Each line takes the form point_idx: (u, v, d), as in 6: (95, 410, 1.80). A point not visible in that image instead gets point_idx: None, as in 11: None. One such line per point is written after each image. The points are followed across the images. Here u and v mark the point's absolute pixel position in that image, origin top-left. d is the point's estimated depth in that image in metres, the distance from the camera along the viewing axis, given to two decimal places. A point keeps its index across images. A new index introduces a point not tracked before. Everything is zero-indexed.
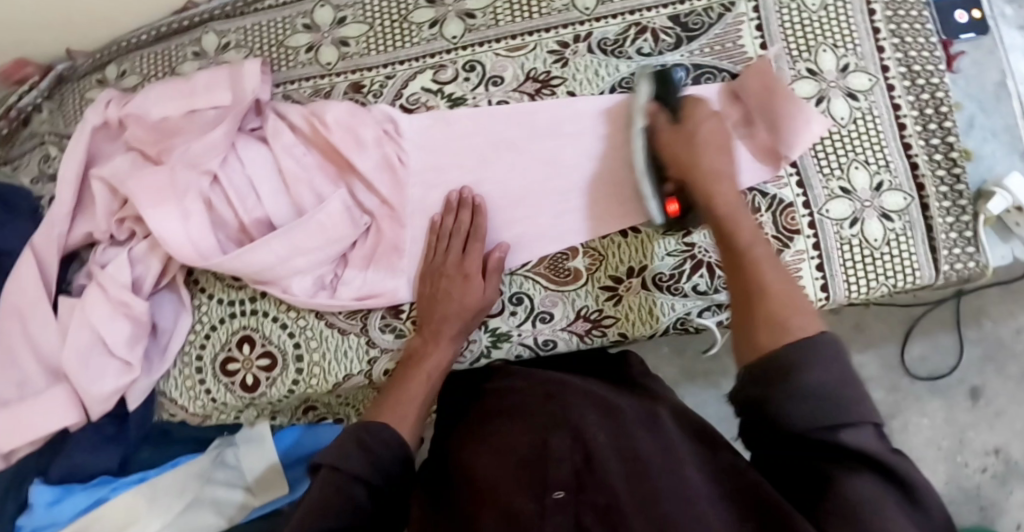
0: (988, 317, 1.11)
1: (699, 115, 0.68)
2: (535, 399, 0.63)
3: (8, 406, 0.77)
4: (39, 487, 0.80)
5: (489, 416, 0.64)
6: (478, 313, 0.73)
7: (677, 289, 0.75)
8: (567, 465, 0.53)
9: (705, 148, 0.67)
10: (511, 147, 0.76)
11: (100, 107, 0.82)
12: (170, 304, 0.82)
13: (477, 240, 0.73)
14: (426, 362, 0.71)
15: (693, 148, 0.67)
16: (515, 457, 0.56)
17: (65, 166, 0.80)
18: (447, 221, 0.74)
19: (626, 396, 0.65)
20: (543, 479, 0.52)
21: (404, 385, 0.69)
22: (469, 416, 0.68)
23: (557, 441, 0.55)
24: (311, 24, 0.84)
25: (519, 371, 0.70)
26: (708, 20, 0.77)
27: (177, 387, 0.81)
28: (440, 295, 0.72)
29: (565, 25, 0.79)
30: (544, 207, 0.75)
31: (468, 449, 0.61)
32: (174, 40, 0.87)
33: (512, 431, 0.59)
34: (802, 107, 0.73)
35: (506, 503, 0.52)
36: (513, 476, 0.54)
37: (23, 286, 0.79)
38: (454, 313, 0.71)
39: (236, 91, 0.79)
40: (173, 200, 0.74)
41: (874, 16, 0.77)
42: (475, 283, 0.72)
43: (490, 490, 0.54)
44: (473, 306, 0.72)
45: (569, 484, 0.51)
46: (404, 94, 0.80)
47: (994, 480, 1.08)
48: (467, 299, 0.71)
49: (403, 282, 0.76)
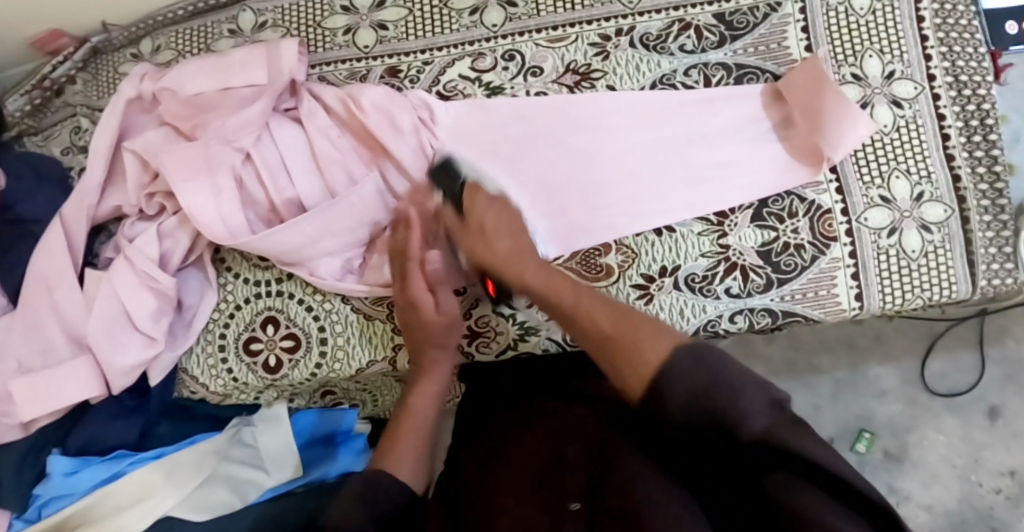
0: (1012, 338, 1.09)
1: (478, 205, 0.68)
2: (557, 412, 0.65)
3: (31, 372, 0.77)
4: (57, 457, 0.80)
5: (508, 434, 0.65)
6: (450, 328, 0.72)
7: (710, 290, 0.74)
8: (582, 474, 0.54)
9: (498, 233, 0.66)
10: (544, 140, 0.76)
11: (135, 80, 0.81)
12: (195, 281, 0.81)
13: (422, 261, 0.71)
14: (416, 399, 0.72)
15: (482, 237, 0.66)
16: (532, 468, 0.58)
17: (98, 136, 0.79)
18: (398, 242, 0.72)
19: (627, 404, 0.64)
20: (561, 490, 0.53)
21: (397, 426, 0.70)
22: (488, 438, 0.68)
23: (574, 451, 0.57)
24: (349, 6, 0.83)
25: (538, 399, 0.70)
26: (753, 19, 0.76)
27: (199, 365, 0.81)
28: (414, 325, 0.72)
29: (608, 18, 0.78)
30: (584, 201, 0.74)
31: (490, 456, 0.64)
32: (210, 16, 0.87)
33: (524, 455, 0.60)
34: (849, 106, 0.72)
35: (522, 521, 0.53)
36: (529, 484, 0.56)
37: (51, 255, 0.79)
38: (427, 339, 0.72)
39: (272, 69, 0.78)
40: (207, 175, 0.74)
41: (922, 24, 0.76)
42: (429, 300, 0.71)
43: (504, 498, 0.56)
44: (441, 325, 0.72)
45: (585, 494, 0.52)
46: (440, 81, 0.79)
47: (1008, 501, 1.07)
48: (433, 321, 0.71)
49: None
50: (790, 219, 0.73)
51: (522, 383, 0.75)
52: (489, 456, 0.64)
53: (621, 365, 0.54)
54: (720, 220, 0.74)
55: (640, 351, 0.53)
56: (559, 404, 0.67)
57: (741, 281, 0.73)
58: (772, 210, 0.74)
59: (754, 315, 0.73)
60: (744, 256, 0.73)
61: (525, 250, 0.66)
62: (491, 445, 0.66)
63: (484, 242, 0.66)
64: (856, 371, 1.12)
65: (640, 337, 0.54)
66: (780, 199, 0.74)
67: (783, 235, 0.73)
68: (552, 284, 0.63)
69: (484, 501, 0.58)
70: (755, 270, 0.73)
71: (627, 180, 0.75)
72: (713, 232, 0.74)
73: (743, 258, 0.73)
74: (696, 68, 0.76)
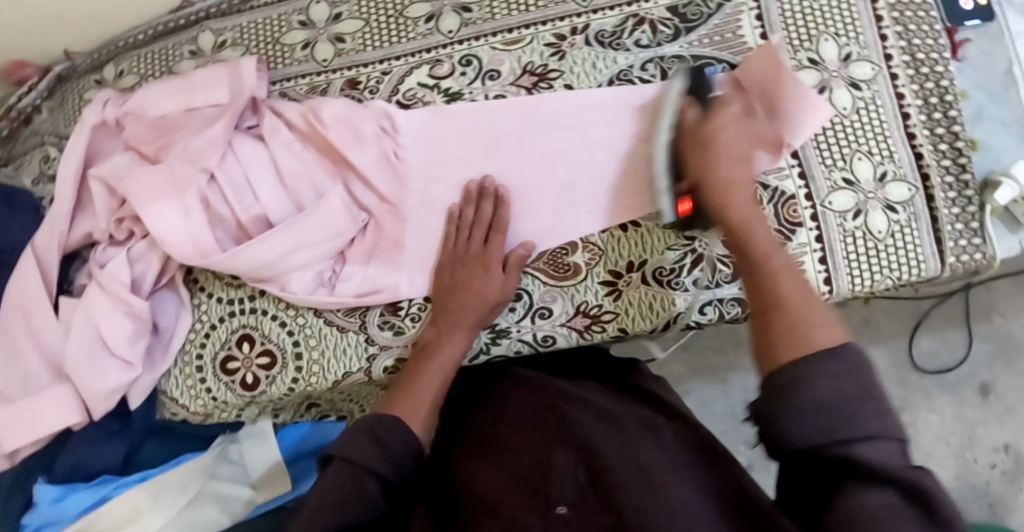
0: (999, 312, 1.09)
1: (723, 117, 0.66)
2: (536, 410, 0.64)
3: (12, 402, 0.78)
4: (42, 486, 0.79)
5: (488, 431, 0.64)
6: (493, 306, 0.72)
7: (678, 283, 0.74)
8: (571, 483, 0.54)
9: (727, 156, 0.65)
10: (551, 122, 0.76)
11: (99, 106, 0.82)
12: (171, 302, 0.82)
13: (500, 233, 0.72)
14: (435, 355, 0.70)
15: (709, 154, 0.65)
16: (518, 473, 0.57)
17: (65, 164, 0.80)
18: (468, 211, 0.73)
19: (625, 402, 0.67)
20: (546, 496, 0.53)
21: (409, 385, 0.68)
22: (469, 424, 0.68)
23: (561, 455, 0.57)
24: (307, 21, 0.83)
25: (521, 382, 0.69)
26: (706, 10, 0.76)
27: (178, 386, 0.81)
28: (460, 286, 0.71)
29: (562, 18, 0.78)
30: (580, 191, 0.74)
31: (467, 457, 0.62)
32: (170, 38, 0.87)
33: (513, 443, 0.60)
34: (806, 92, 0.72)
35: (511, 519, 0.53)
36: (510, 491, 0.55)
37: (25, 284, 0.79)
38: (465, 309, 0.71)
39: (233, 89, 0.79)
40: (173, 196, 0.73)
41: (876, 5, 0.75)
42: (495, 275, 0.71)
43: (480, 507, 0.55)
44: (489, 302, 0.71)
45: (572, 501, 0.53)
46: (400, 90, 0.79)
47: (1004, 476, 1.06)
48: (486, 292, 0.71)
49: (399, 273, 0.76)
50: None
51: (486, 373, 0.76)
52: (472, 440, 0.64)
53: (778, 328, 0.56)
54: None
55: (789, 317, 0.56)
56: (544, 382, 0.69)
57: (709, 272, 0.73)
58: None
59: (724, 305, 0.74)
60: (711, 248, 0.73)
61: (744, 181, 0.65)
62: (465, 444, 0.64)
63: (709, 158, 0.65)
64: None
65: (791, 310, 0.56)
66: None
67: None
68: (749, 219, 0.63)
69: (471, 502, 0.57)
70: (722, 261, 0.73)
71: (594, 175, 0.74)
72: None
73: (710, 249, 0.73)
74: (652, 62, 0.76)
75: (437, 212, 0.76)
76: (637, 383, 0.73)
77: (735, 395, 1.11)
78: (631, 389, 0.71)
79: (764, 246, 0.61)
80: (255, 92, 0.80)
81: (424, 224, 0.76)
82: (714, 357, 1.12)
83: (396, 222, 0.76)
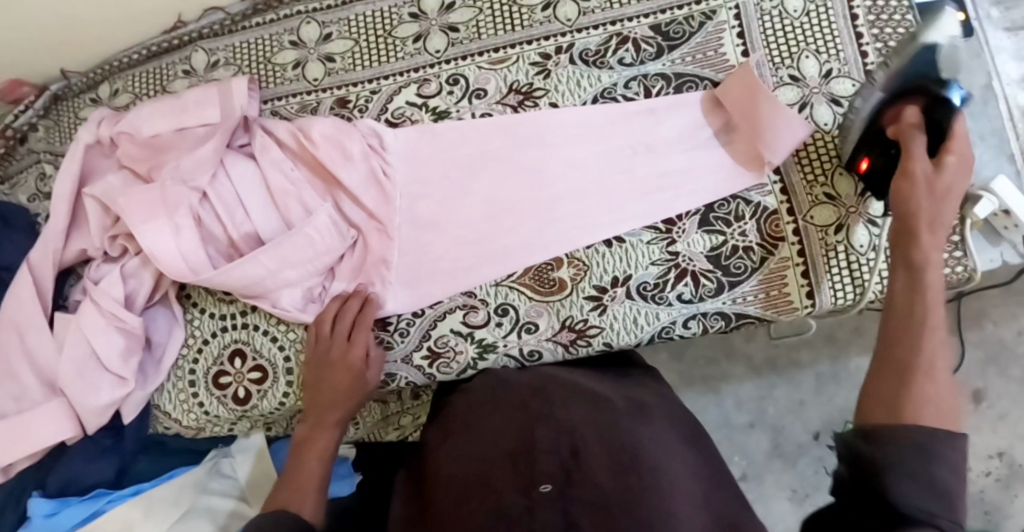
0: (989, 320, 1.10)
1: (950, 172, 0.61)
2: (523, 394, 0.65)
3: (8, 417, 0.79)
4: (38, 499, 0.80)
5: (473, 414, 0.66)
6: (361, 382, 0.73)
7: (662, 297, 0.75)
8: (553, 458, 0.55)
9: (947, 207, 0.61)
10: (536, 140, 0.77)
11: (93, 126, 0.83)
12: (163, 319, 0.83)
13: (364, 328, 0.74)
14: (310, 443, 0.71)
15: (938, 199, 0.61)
16: (503, 449, 0.58)
17: (60, 184, 0.81)
18: (333, 308, 0.74)
19: (609, 386, 0.70)
20: (531, 474, 0.54)
21: (293, 480, 0.67)
22: (447, 414, 0.70)
23: (543, 434, 0.57)
24: (298, 41, 0.85)
25: (500, 375, 0.71)
26: (689, 29, 0.78)
27: (170, 401, 0.83)
28: (327, 383, 0.72)
29: (548, 37, 0.79)
30: (566, 206, 0.76)
31: (451, 443, 0.63)
32: (163, 58, 0.89)
33: (497, 426, 0.61)
34: (782, 110, 0.73)
35: (495, 498, 0.53)
36: (496, 469, 0.56)
37: (21, 301, 0.81)
38: (337, 398, 0.72)
39: (224, 109, 0.80)
40: (165, 215, 0.74)
41: (857, 21, 0.77)
42: (362, 368, 0.73)
43: (470, 488, 0.56)
44: (355, 393, 0.73)
45: (557, 478, 0.54)
46: (389, 108, 0.80)
47: (999, 483, 1.07)
48: (353, 385, 0.73)
49: (385, 290, 0.76)
50: (737, 222, 0.74)
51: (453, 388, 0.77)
52: (453, 428, 0.66)
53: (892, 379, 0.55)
54: (668, 227, 0.75)
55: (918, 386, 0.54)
56: (546, 371, 0.70)
57: (693, 286, 0.74)
58: (718, 215, 0.75)
59: (707, 319, 0.75)
60: (694, 262, 0.74)
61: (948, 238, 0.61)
62: (453, 429, 0.66)
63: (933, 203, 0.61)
64: (837, 364, 1.10)
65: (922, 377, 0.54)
66: (726, 204, 0.75)
67: (731, 239, 0.74)
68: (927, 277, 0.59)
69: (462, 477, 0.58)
70: (705, 275, 0.74)
71: (576, 192, 0.76)
72: (662, 240, 0.75)
73: (692, 264, 0.74)
74: (636, 80, 0.77)
75: (422, 230, 0.77)
76: (627, 379, 0.73)
77: (726, 406, 1.12)
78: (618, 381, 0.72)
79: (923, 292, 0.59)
80: (247, 111, 0.81)
81: (410, 241, 0.77)
82: (706, 367, 1.13)
83: (384, 239, 0.76)
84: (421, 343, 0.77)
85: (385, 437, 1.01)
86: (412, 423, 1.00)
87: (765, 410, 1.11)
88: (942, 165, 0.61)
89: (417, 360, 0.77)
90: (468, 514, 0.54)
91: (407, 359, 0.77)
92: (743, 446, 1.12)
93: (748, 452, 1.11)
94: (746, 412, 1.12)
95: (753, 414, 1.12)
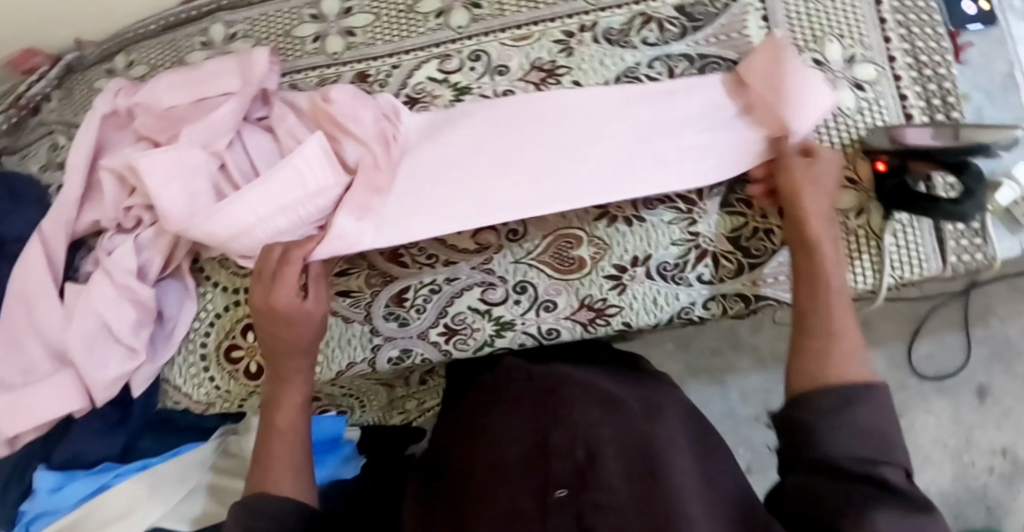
0: (997, 316, 1.10)
1: (817, 171, 0.67)
2: (536, 393, 0.64)
3: (13, 390, 0.78)
4: (43, 472, 0.79)
5: (485, 413, 0.66)
6: (313, 326, 0.70)
7: (682, 278, 0.74)
8: (568, 462, 0.54)
9: (818, 194, 0.66)
10: (549, 116, 0.75)
11: (110, 95, 0.82)
12: (175, 290, 0.82)
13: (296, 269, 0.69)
14: (281, 402, 0.69)
15: (808, 187, 0.66)
16: (514, 456, 0.57)
17: (75, 154, 0.80)
18: (269, 261, 0.69)
19: (626, 388, 0.68)
20: (544, 478, 0.53)
21: (269, 450, 0.65)
22: (466, 409, 0.70)
23: (558, 435, 0.56)
24: (318, 14, 0.84)
25: (520, 367, 0.71)
26: (713, 10, 0.78)
27: (181, 374, 0.82)
28: (280, 341, 0.69)
29: (571, 15, 0.79)
30: (576, 179, 0.73)
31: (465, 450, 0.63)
32: (180, 30, 0.88)
33: (513, 426, 0.60)
34: (803, 72, 0.72)
35: (507, 504, 0.53)
36: (512, 478, 0.55)
37: (31, 271, 0.79)
38: (295, 346, 0.69)
39: (244, 76, 0.79)
40: (181, 181, 0.72)
41: (880, 7, 0.77)
42: (307, 310, 0.69)
43: (482, 496, 0.56)
44: (307, 336, 0.69)
45: (572, 482, 0.53)
46: (409, 83, 0.80)
47: (1002, 480, 1.07)
48: (304, 330, 0.69)
49: (369, 231, 0.73)
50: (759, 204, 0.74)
51: (473, 375, 0.78)
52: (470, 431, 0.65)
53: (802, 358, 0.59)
54: (689, 208, 0.75)
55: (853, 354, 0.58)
56: (552, 371, 0.68)
57: (713, 268, 0.74)
58: (740, 196, 0.74)
59: (726, 301, 0.74)
60: (714, 243, 0.74)
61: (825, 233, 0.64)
62: (473, 434, 0.64)
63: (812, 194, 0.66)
64: None
65: (831, 316, 0.61)
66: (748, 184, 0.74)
67: (752, 221, 0.74)
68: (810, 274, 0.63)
69: (472, 487, 0.58)
70: (725, 256, 0.74)
71: (581, 154, 0.74)
72: (683, 220, 0.74)
73: (713, 245, 0.74)
74: (659, 60, 0.77)
75: (423, 185, 0.74)
76: (639, 383, 0.71)
77: (732, 398, 1.12)
78: (633, 383, 0.70)
79: (821, 258, 0.63)
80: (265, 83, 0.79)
81: (415, 192, 0.74)
82: (711, 359, 1.13)
83: (375, 184, 0.73)
84: (437, 320, 0.76)
85: (389, 420, 1.05)
86: (418, 407, 1.05)
87: (771, 404, 1.11)
88: (814, 163, 0.68)
89: (433, 336, 0.76)
90: (481, 517, 0.54)
91: (423, 334, 0.76)
92: (748, 440, 1.11)
93: (752, 445, 1.11)
94: (752, 405, 1.11)
95: (758, 406, 1.11)
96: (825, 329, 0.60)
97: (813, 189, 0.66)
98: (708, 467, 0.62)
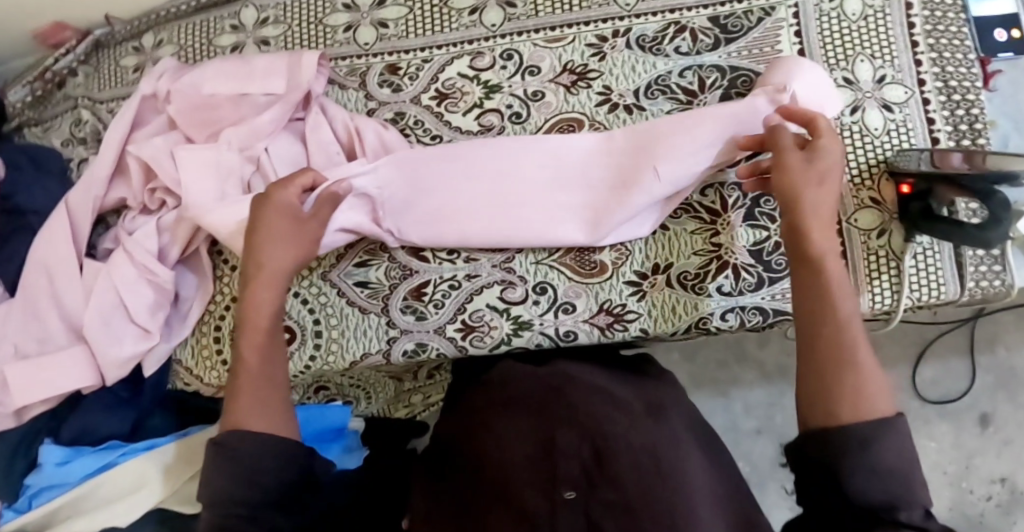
0: (1003, 345, 1.10)
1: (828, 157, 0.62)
2: (542, 391, 0.63)
3: (27, 358, 0.77)
4: (49, 447, 0.79)
5: (488, 407, 0.65)
6: (303, 244, 0.67)
7: (702, 288, 0.74)
8: (575, 462, 0.54)
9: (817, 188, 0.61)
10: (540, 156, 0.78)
11: (153, 77, 0.81)
12: (194, 273, 0.82)
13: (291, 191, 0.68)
14: (255, 322, 0.65)
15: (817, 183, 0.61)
16: (523, 455, 0.56)
17: (111, 131, 0.80)
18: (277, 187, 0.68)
19: (628, 388, 0.68)
20: (553, 477, 0.53)
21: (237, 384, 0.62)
22: (468, 399, 0.71)
23: (565, 436, 0.56)
24: (351, 4, 0.84)
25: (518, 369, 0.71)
26: (746, 23, 0.78)
27: (192, 355, 0.80)
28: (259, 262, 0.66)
29: (605, 20, 0.79)
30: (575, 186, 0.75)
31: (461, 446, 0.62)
32: (212, 12, 0.88)
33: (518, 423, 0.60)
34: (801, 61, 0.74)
35: (519, 503, 0.53)
36: (515, 473, 0.55)
37: (53, 241, 0.79)
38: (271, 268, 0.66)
39: (291, 79, 0.77)
40: (216, 179, 0.74)
41: (913, 30, 0.77)
42: (305, 231, 0.68)
43: (489, 495, 0.55)
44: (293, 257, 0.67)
45: (579, 483, 0.53)
46: (439, 78, 0.80)
47: (999, 508, 1.07)
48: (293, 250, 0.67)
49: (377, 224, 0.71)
50: None
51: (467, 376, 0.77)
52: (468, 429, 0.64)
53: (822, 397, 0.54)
54: (713, 219, 0.75)
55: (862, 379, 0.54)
56: (556, 368, 0.69)
57: (733, 279, 0.74)
58: (763, 210, 0.75)
59: (745, 313, 0.74)
60: (736, 255, 0.74)
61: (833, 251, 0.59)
62: (467, 430, 0.64)
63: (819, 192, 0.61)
64: None
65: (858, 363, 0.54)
66: (771, 200, 0.75)
67: (774, 235, 0.74)
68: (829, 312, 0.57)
69: (477, 483, 0.58)
70: (746, 269, 0.74)
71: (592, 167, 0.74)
72: (706, 231, 0.75)
73: (735, 256, 0.74)
74: (690, 70, 0.77)
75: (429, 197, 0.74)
76: (650, 383, 0.71)
77: (735, 409, 1.12)
78: (637, 383, 0.70)
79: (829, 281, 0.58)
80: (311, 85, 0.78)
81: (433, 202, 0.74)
82: (717, 371, 1.13)
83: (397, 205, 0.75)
84: (455, 316, 0.76)
85: (392, 414, 1.03)
86: (422, 403, 1.02)
87: (773, 418, 1.11)
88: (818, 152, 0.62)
89: (450, 331, 0.76)
90: (490, 522, 0.53)
91: (440, 329, 0.76)
92: (749, 452, 1.11)
93: (752, 458, 1.11)
94: (754, 418, 1.12)
95: (761, 419, 1.11)
96: (841, 346, 0.55)
97: (817, 184, 0.61)
98: (720, 476, 0.62)
